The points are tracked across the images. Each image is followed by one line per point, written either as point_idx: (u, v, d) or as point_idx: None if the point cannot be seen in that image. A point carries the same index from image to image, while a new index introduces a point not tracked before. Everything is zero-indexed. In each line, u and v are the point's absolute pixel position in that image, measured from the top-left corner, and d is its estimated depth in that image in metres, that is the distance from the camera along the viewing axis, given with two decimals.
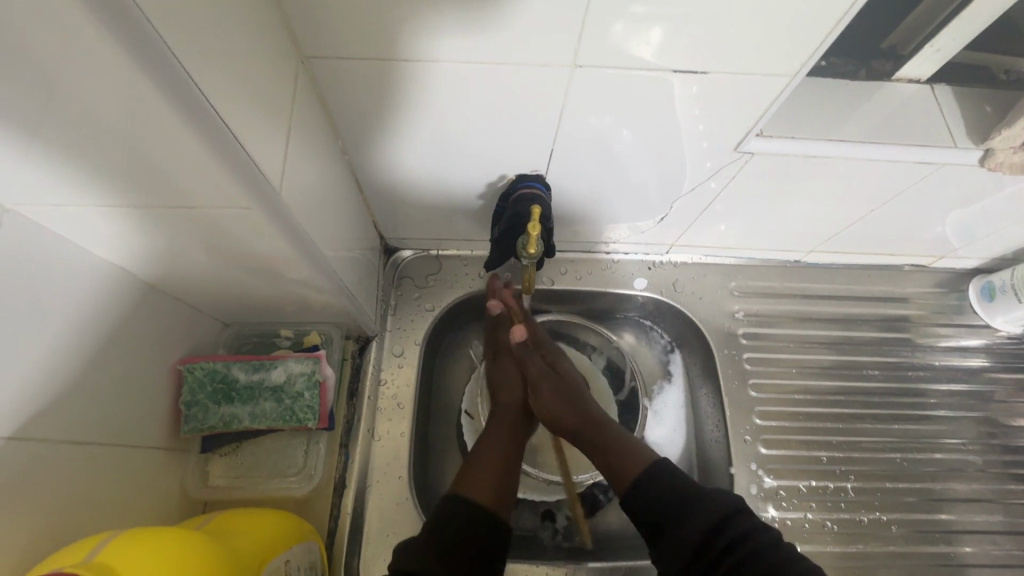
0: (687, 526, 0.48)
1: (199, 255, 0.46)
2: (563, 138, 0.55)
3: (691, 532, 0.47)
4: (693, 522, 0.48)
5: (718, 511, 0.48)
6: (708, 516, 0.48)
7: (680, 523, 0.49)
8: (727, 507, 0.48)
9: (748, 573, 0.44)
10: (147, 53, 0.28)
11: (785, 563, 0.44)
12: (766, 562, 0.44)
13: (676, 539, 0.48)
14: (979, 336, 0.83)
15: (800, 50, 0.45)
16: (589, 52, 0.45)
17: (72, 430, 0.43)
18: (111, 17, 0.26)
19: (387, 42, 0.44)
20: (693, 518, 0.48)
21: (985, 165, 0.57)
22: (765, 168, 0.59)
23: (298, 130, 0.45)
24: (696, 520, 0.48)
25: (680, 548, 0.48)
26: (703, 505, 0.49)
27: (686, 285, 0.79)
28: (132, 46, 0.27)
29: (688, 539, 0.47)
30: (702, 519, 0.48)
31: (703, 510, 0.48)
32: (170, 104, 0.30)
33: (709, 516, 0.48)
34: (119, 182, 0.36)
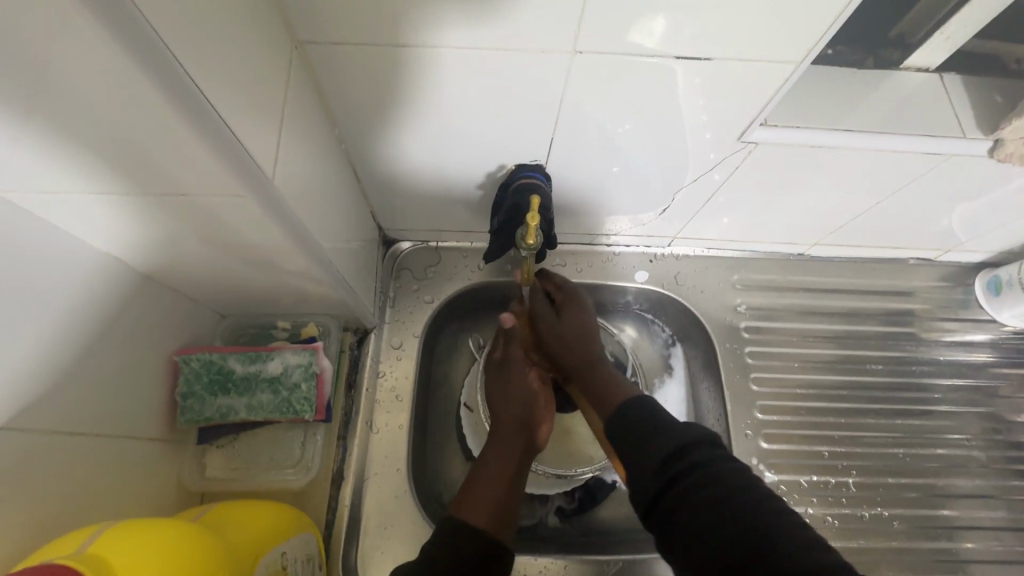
0: (648, 451, 0.45)
1: (194, 246, 0.45)
2: (563, 127, 0.54)
3: (650, 456, 0.44)
4: (655, 446, 0.45)
5: (682, 439, 0.44)
6: (669, 445, 0.44)
7: (642, 447, 0.46)
8: (691, 437, 0.44)
9: (700, 501, 0.39)
10: (135, 38, 0.27)
11: (749, 489, 0.39)
12: (724, 492, 0.39)
13: (637, 464, 0.45)
14: (985, 331, 0.81)
15: (806, 37, 0.44)
16: (590, 39, 0.44)
17: (68, 422, 0.42)
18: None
19: (383, 28, 0.43)
20: (653, 444, 0.45)
21: (993, 157, 0.56)
22: (769, 159, 0.58)
23: (293, 117, 0.44)
24: (656, 448, 0.44)
25: (639, 471, 0.44)
26: (667, 434, 0.45)
27: (688, 278, 0.78)
28: (120, 30, 0.26)
29: (648, 461, 0.44)
30: (662, 446, 0.44)
31: (665, 438, 0.45)
32: (160, 91, 0.29)
33: (668, 444, 0.44)
34: (112, 170, 0.35)
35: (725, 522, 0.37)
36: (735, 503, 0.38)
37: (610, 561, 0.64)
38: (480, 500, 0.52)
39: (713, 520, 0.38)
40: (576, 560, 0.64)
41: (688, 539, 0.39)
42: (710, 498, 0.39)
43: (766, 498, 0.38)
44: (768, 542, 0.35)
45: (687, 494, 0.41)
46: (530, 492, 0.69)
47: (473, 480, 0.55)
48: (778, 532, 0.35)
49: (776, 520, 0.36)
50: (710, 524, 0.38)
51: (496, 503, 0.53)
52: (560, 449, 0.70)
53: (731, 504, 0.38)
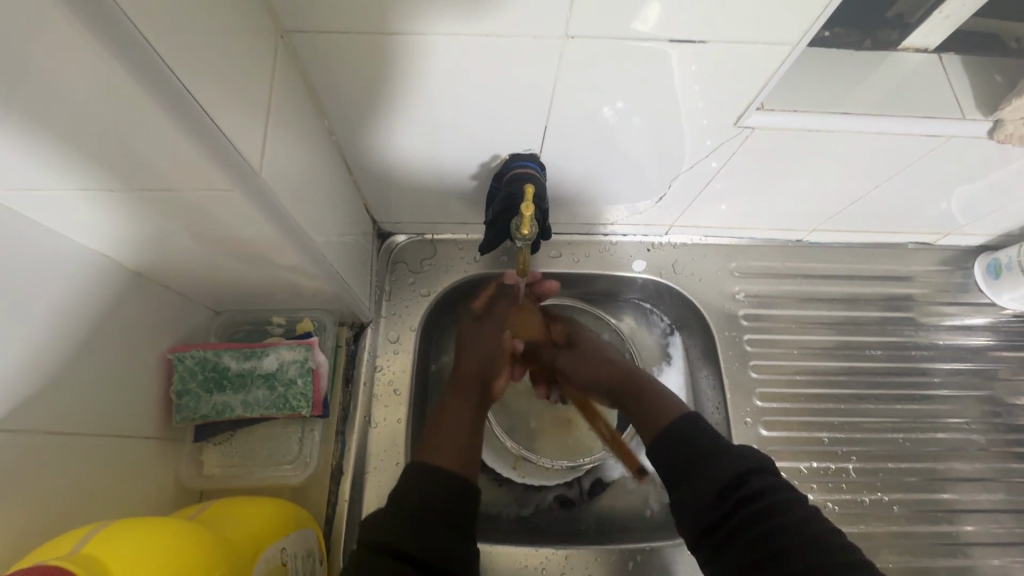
0: (709, 477, 0.48)
1: (184, 241, 0.44)
2: (556, 115, 0.54)
3: (711, 482, 0.47)
4: (715, 471, 0.48)
5: (742, 465, 0.48)
6: (730, 471, 0.47)
7: (700, 472, 0.49)
8: (748, 463, 0.48)
9: (766, 531, 0.43)
10: (108, 24, 0.26)
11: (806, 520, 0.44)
12: (787, 520, 0.43)
13: (695, 490, 0.48)
14: (985, 314, 0.81)
15: (801, 19, 0.43)
16: (582, 24, 0.43)
17: (62, 421, 0.42)
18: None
19: (371, 17, 0.42)
20: (712, 470, 0.48)
21: (993, 137, 0.56)
22: (767, 143, 0.57)
23: (279, 109, 0.43)
24: (716, 475, 0.47)
25: (698, 497, 0.48)
26: (723, 460, 0.48)
27: (686, 266, 0.78)
28: (90, 15, 0.25)
29: (707, 487, 0.47)
30: (722, 472, 0.47)
31: (723, 465, 0.48)
32: (137, 81, 0.28)
33: (729, 470, 0.47)
34: (95, 166, 0.34)
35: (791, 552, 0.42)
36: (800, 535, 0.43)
37: (609, 550, 0.64)
38: (444, 449, 0.55)
39: (779, 550, 0.42)
40: (577, 550, 0.64)
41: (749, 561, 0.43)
42: (776, 527, 0.43)
43: (822, 525, 0.43)
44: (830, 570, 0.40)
45: (750, 523, 0.44)
46: (531, 483, 0.70)
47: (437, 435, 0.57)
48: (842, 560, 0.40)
49: (835, 549, 0.41)
50: (772, 552, 0.42)
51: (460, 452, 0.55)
52: (562, 441, 0.71)
53: (793, 535, 0.43)
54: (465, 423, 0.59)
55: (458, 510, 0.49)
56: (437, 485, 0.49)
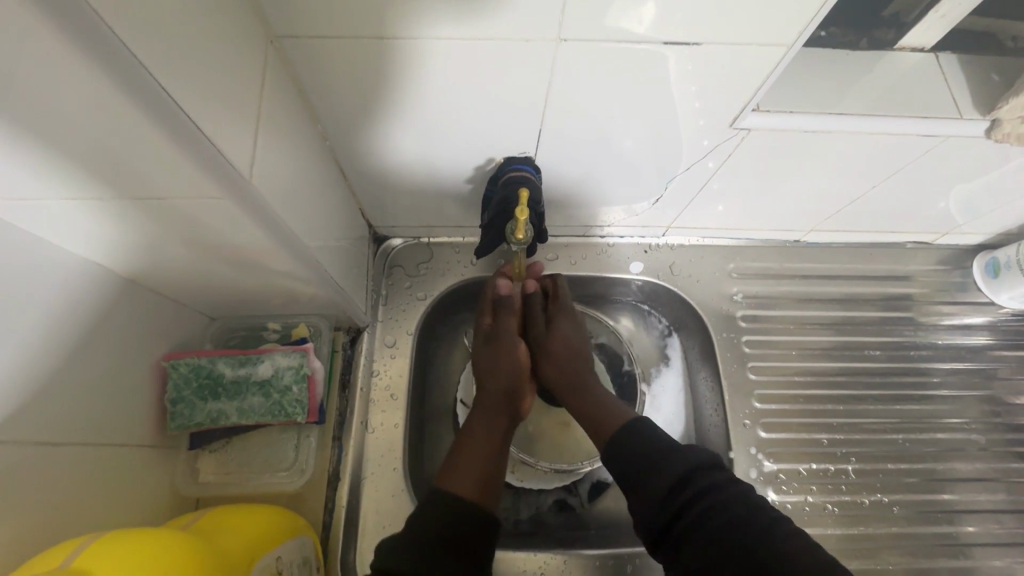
0: (655, 480, 0.47)
1: (176, 248, 0.44)
2: (550, 118, 0.53)
3: (658, 486, 0.47)
4: (661, 477, 0.47)
5: (687, 466, 0.47)
6: (675, 473, 0.47)
7: (647, 477, 0.48)
8: (692, 463, 0.47)
9: (714, 530, 0.43)
10: (91, 35, 0.26)
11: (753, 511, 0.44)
12: (736, 516, 0.43)
13: (644, 495, 0.48)
14: (984, 313, 0.81)
15: (796, 20, 0.43)
16: (575, 27, 0.43)
17: (57, 432, 0.42)
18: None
19: (362, 22, 0.42)
20: (659, 474, 0.47)
21: (991, 137, 0.55)
22: (764, 145, 0.57)
23: (270, 115, 0.43)
24: (664, 478, 0.47)
25: (647, 503, 0.47)
26: (669, 462, 0.48)
27: (683, 268, 0.78)
28: (74, 26, 0.25)
29: (655, 491, 0.47)
30: (668, 475, 0.47)
31: (670, 467, 0.47)
32: (123, 90, 0.28)
33: (676, 472, 0.47)
34: (84, 175, 0.34)
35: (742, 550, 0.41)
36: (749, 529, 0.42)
37: (605, 556, 0.64)
38: (466, 474, 0.52)
39: (730, 548, 0.42)
40: (575, 554, 0.63)
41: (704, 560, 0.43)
42: (726, 526, 0.43)
43: (766, 515, 0.43)
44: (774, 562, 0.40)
45: (701, 523, 0.44)
46: (529, 487, 0.69)
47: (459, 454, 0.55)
48: (790, 551, 0.40)
49: (781, 539, 0.41)
50: (723, 551, 0.42)
51: (481, 476, 0.53)
52: (560, 443, 0.70)
53: (741, 530, 0.42)
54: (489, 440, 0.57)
55: (475, 538, 0.48)
56: (457, 518, 0.48)
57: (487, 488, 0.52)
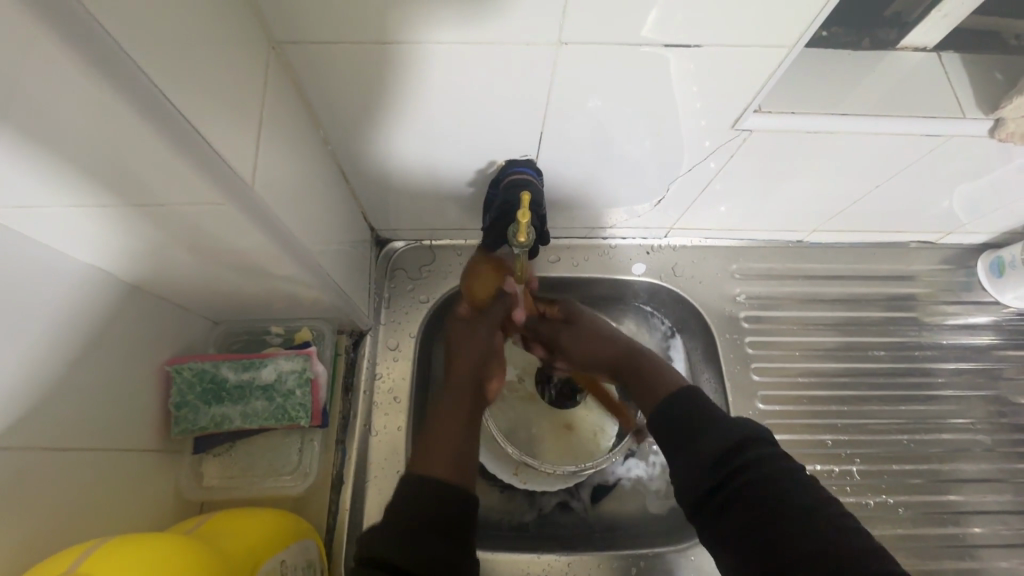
0: (703, 446, 0.46)
1: (180, 254, 0.44)
2: (552, 120, 0.53)
3: (707, 450, 0.45)
4: (710, 442, 0.46)
5: (739, 436, 0.45)
6: (726, 440, 0.45)
7: (695, 441, 0.47)
8: (745, 434, 0.45)
9: (761, 500, 0.42)
10: (92, 44, 0.26)
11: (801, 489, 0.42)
12: (784, 489, 0.42)
13: (688, 460, 0.46)
14: (988, 313, 0.80)
15: (798, 20, 0.42)
16: (576, 29, 0.43)
17: (63, 437, 0.42)
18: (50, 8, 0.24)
19: (364, 26, 0.42)
20: (707, 441, 0.46)
21: (995, 136, 0.55)
22: (765, 145, 0.57)
23: (272, 121, 0.43)
24: (710, 445, 0.46)
25: (691, 467, 0.46)
26: (722, 430, 0.46)
27: (685, 269, 0.77)
28: (75, 36, 0.25)
29: (702, 456, 0.45)
30: (717, 443, 0.45)
31: (718, 437, 0.46)
32: (124, 98, 0.28)
33: (724, 441, 0.45)
34: (87, 183, 0.34)
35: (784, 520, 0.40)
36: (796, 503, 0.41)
37: (611, 556, 0.64)
38: (437, 453, 0.50)
39: (774, 519, 0.41)
40: (580, 556, 0.63)
41: (742, 526, 0.42)
42: (774, 496, 0.42)
43: (818, 496, 0.42)
44: (817, 541, 0.38)
45: (748, 491, 0.43)
46: (532, 489, 0.69)
47: (430, 435, 0.53)
48: (840, 532, 0.39)
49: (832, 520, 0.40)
50: (767, 521, 0.41)
51: (455, 454, 0.51)
52: (564, 445, 0.70)
53: (789, 502, 0.41)
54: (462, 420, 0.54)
55: (455, 517, 0.45)
56: (430, 497, 0.46)
57: (464, 465, 0.50)
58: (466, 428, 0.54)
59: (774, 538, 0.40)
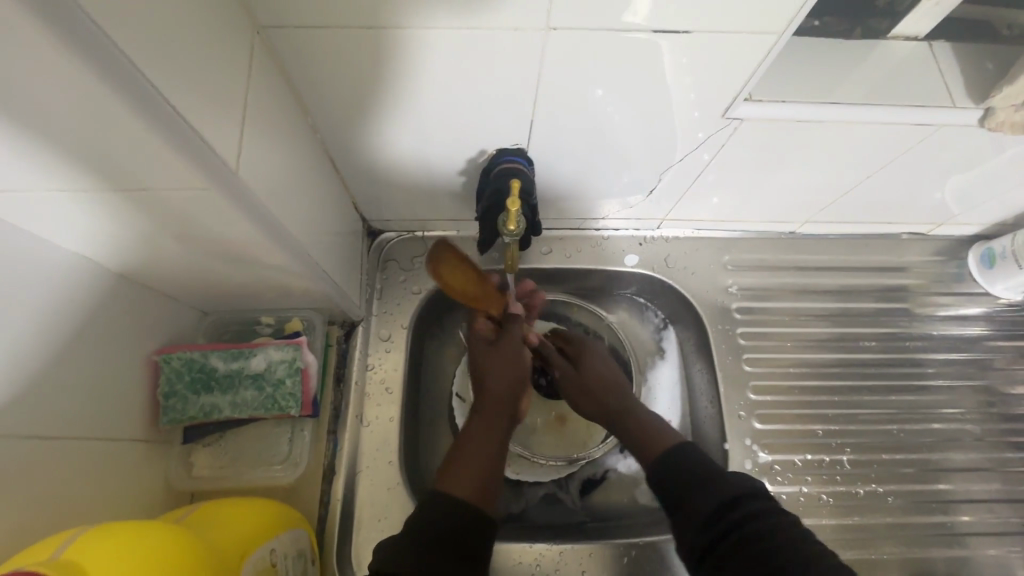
0: (699, 499, 0.47)
1: (168, 243, 0.44)
2: (542, 109, 0.53)
3: (701, 505, 0.47)
4: (707, 496, 0.47)
5: (734, 489, 0.47)
6: (722, 493, 0.47)
7: (692, 496, 0.48)
8: (740, 488, 0.47)
9: (759, 555, 0.42)
10: (63, 18, 0.25)
11: (799, 542, 0.42)
12: (777, 541, 0.42)
13: (685, 518, 0.47)
14: (979, 304, 0.81)
15: (786, 7, 0.42)
16: (565, 15, 0.42)
17: (49, 425, 0.42)
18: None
19: (349, 11, 0.41)
20: (702, 496, 0.47)
21: (985, 125, 0.55)
22: (756, 135, 0.57)
23: (257, 107, 0.42)
24: (707, 496, 0.47)
25: (691, 521, 0.47)
26: (715, 483, 0.48)
27: (678, 260, 0.77)
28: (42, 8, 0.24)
29: (697, 512, 0.47)
30: (712, 495, 0.47)
31: (714, 489, 0.47)
32: (99, 75, 0.27)
33: (722, 494, 0.47)
34: (71, 170, 0.34)
35: (776, 570, 0.41)
36: (794, 555, 0.41)
37: (603, 545, 0.64)
38: (465, 475, 0.50)
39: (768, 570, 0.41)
40: (571, 545, 0.63)
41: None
42: (767, 547, 0.42)
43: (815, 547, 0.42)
44: None
45: (743, 543, 0.43)
46: (524, 480, 0.69)
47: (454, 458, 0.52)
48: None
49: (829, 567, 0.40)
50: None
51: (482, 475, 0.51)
52: (557, 437, 0.71)
53: (784, 555, 0.41)
54: (488, 438, 0.54)
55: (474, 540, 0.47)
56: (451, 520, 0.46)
57: (489, 486, 0.51)
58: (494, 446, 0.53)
59: None
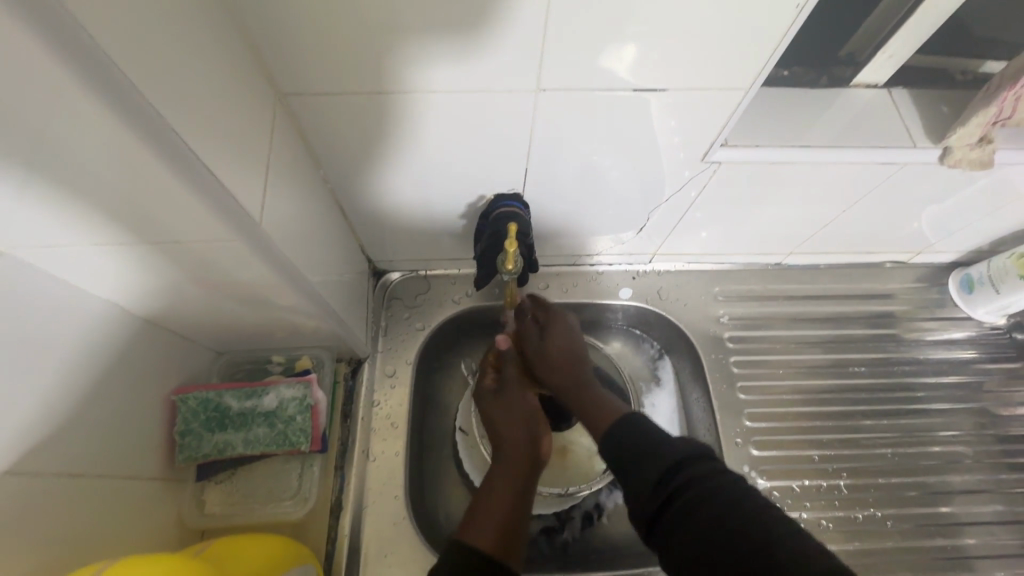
0: (644, 468, 0.46)
1: (191, 288, 0.47)
2: (536, 157, 0.57)
3: (647, 473, 0.46)
4: (650, 463, 0.46)
5: (678, 453, 0.46)
6: (664, 460, 0.45)
7: (637, 466, 0.47)
8: (682, 450, 0.46)
9: (709, 515, 0.41)
10: (116, 94, 0.29)
11: (752, 499, 0.41)
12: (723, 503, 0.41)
13: (635, 488, 0.46)
14: (964, 328, 0.83)
15: (750, 65, 0.47)
16: (551, 77, 0.47)
17: (72, 461, 0.44)
18: (75, 58, 0.26)
19: (359, 78, 0.46)
20: (648, 463, 0.46)
21: (944, 162, 0.59)
22: (735, 176, 0.61)
23: (277, 163, 0.46)
24: (654, 464, 0.46)
25: (641, 488, 0.46)
26: (658, 450, 0.47)
27: (671, 292, 0.81)
28: (93, 80, 0.27)
29: (646, 479, 0.45)
30: (657, 463, 0.45)
31: (660, 454, 0.46)
32: (137, 135, 0.31)
33: (666, 459, 0.45)
34: (111, 224, 0.37)
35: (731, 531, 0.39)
36: (745, 512, 0.40)
37: None
38: (484, 525, 0.50)
39: (719, 531, 0.40)
40: None
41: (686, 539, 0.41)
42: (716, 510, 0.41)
43: (766, 511, 0.40)
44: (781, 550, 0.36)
45: (691, 508, 0.42)
46: None
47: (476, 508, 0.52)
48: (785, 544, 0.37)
49: (781, 526, 0.39)
50: (715, 536, 0.40)
51: (501, 527, 0.50)
52: (559, 467, 0.71)
53: (737, 513, 0.40)
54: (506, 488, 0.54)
55: None
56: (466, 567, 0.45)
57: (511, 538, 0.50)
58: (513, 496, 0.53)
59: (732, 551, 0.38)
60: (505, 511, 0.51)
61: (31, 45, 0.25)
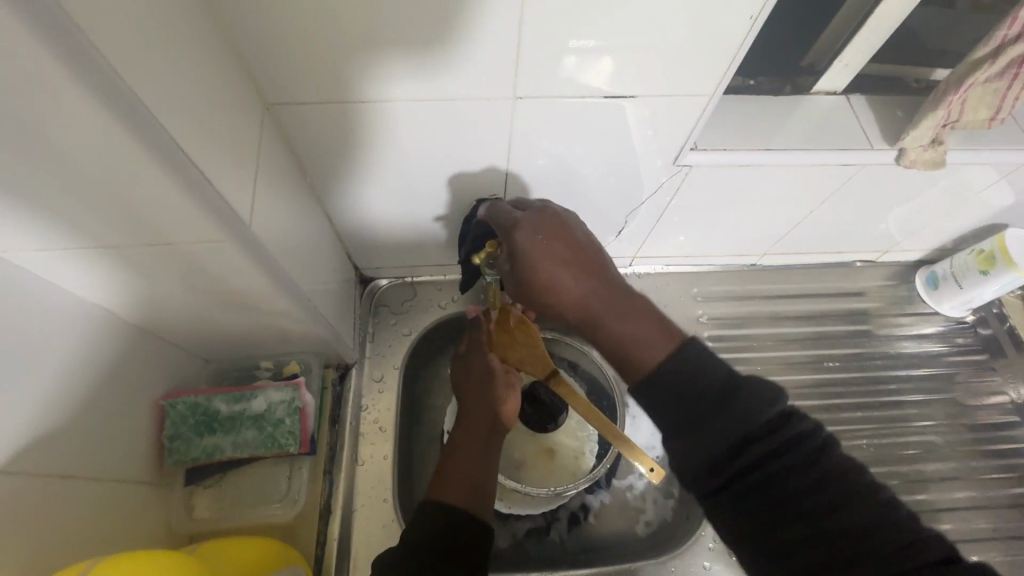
0: (716, 432, 0.41)
1: (180, 293, 0.48)
2: (516, 162, 0.60)
3: (721, 438, 0.41)
4: (723, 428, 0.41)
5: (760, 417, 0.41)
6: (744, 426, 0.41)
7: (707, 424, 0.41)
8: (765, 414, 0.41)
9: (792, 493, 0.39)
10: (110, 91, 0.30)
11: (833, 472, 0.39)
12: (816, 477, 0.39)
13: (700, 450, 0.41)
14: (933, 323, 0.87)
15: (713, 71, 0.50)
16: (526, 83, 0.50)
17: (60, 461, 0.44)
18: (71, 56, 0.28)
19: (343, 88, 0.48)
20: (722, 425, 0.41)
21: (900, 163, 0.63)
22: (706, 179, 0.64)
23: (265, 169, 0.48)
24: (728, 428, 0.41)
25: (707, 452, 0.41)
26: (734, 412, 0.41)
27: (651, 294, 0.83)
28: (89, 78, 0.29)
29: (717, 444, 0.41)
30: (733, 429, 0.41)
31: (737, 418, 0.41)
32: (130, 133, 0.32)
33: (744, 426, 0.41)
34: (103, 225, 0.38)
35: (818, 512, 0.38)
36: (832, 489, 0.39)
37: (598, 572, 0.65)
38: (451, 487, 0.54)
39: (800, 509, 0.38)
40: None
41: (768, 508, 0.39)
42: (809, 485, 0.39)
43: (861, 481, 0.40)
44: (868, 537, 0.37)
45: (777, 479, 0.40)
46: (517, 513, 0.71)
47: (443, 470, 0.57)
48: (890, 522, 0.37)
49: (869, 509, 0.38)
50: (794, 513, 0.39)
51: (469, 488, 0.55)
52: (548, 468, 0.72)
53: (823, 492, 0.39)
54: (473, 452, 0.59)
55: (466, 544, 0.50)
56: (439, 532, 0.50)
57: (476, 496, 0.55)
58: (478, 457, 0.58)
59: (815, 533, 0.38)
60: (470, 473, 0.56)
61: (31, 42, 0.26)
